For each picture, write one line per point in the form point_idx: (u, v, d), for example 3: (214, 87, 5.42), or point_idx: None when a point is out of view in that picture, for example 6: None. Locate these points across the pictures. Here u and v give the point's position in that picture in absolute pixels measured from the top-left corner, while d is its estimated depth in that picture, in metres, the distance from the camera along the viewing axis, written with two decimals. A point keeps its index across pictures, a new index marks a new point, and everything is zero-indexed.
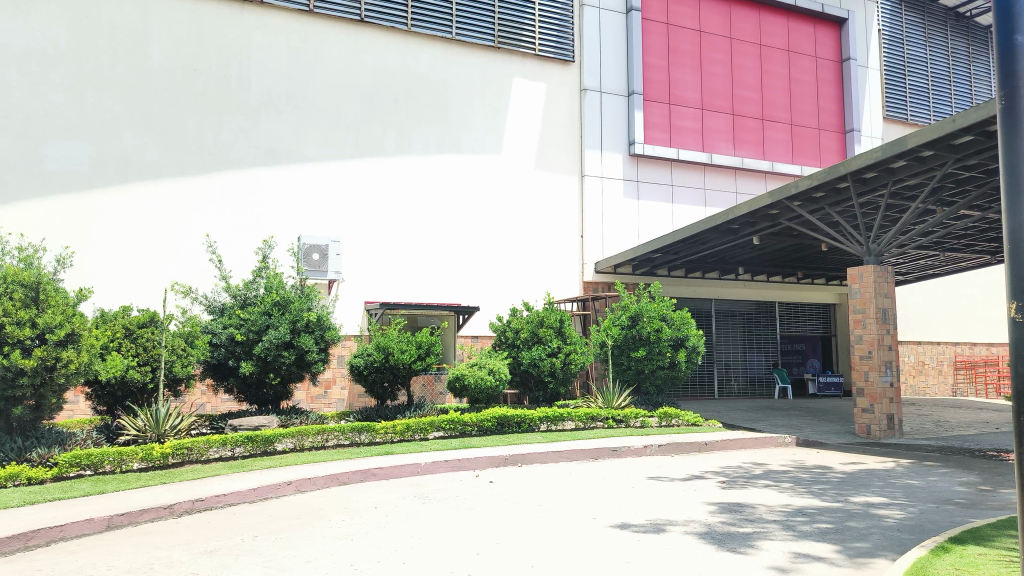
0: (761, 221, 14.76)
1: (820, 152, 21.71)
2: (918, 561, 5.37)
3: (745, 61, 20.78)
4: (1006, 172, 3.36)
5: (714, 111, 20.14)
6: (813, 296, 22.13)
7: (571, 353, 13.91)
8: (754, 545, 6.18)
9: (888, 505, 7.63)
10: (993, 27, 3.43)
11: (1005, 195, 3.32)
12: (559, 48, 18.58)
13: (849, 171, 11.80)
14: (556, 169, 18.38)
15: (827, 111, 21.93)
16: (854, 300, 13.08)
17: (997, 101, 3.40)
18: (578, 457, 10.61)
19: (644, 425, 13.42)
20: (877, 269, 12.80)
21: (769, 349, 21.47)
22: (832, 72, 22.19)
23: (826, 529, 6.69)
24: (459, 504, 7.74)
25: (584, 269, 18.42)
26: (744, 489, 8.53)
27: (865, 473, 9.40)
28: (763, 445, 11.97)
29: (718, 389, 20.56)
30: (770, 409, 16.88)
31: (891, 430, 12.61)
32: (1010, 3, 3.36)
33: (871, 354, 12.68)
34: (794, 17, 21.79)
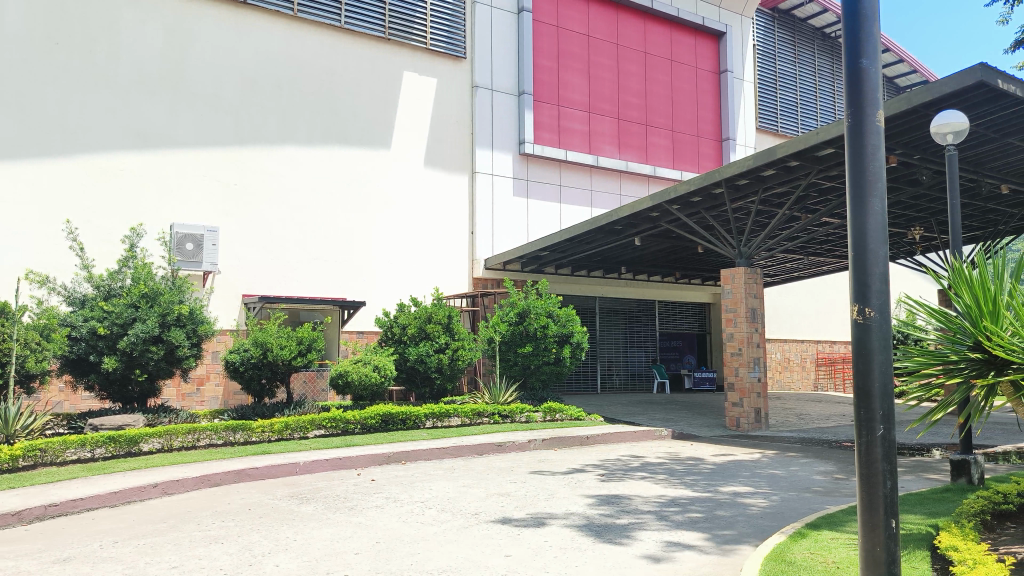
0: (643, 222, 15.29)
1: (698, 158, 22.70)
2: (777, 546, 5.74)
3: (630, 68, 21.43)
4: (850, 161, 3.13)
5: (600, 115, 20.68)
6: (690, 295, 23.14)
7: (457, 349, 13.95)
8: (629, 535, 6.42)
9: (754, 494, 8.10)
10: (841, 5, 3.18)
11: (849, 188, 3.10)
12: (450, 44, 18.55)
13: (723, 177, 12.41)
14: (446, 165, 18.35)
15: (705, 119, 22.94)
16: (726, 300, 13.78)
17: (841, 87, 3.16)
18: (462, 453, 10.64)
19: (529, 420, 13.62)
20: (747, 271, 13.54)
21: (648, 346, 22.27)
22: (710, 83, 23.22)
23: (696, 518, 7.03)
24: (339, 503, 7.62)
25: (473, 265, 18.48)
26: (621, 481, 8.83)
27: (733, 464, 9.93)
28: (641, 439, 12.42)
29: (600, 384, 21.15)
30: (649, 403, 17.52)
31: (758, 423, 13.31)
32: None
33: (741, 351, 13.39)
34: (676, 27, 22.65)
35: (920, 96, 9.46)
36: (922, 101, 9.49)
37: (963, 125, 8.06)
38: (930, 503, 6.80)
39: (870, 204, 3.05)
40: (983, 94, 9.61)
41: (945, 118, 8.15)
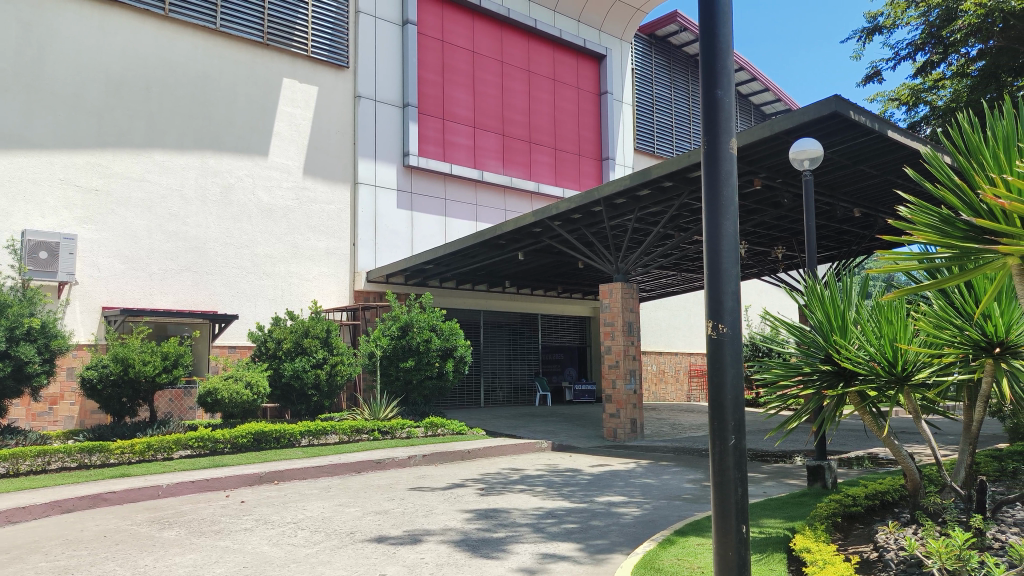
0: (526, 237, 15.50)
1: (580, 176, 23.30)
2: (646, 554, 5.92)
3: (514, 85, 21.78)
4: (705, 183, 3.29)
5: (484, 130, 20.89)
6: (571, 309, 23.73)
7: (336, 363, 13.64)
8: (506, 549, 6.44)
9: (627, 503, 8.34)
10: (696, 34, 3.33)
11: (706, 209, 3.24)
12: (331, 52, 18.24)
13: (601, 195, 12.82)
14: (328, 176, 17.99)
15: (586, 138, 23.60)
16: (605, 314, 14.17)
17: (699, 113, 3.31)
18: (339, 471, 10.36)
19: (410, 435, 13.45)
20: (624, 286, 14.00)
21: (531, 359, 22.56)
22: (591, 104, 23.92)
23: (571, 529, 7.15)
24: (205, 527, 7.25)
25: (355, 278, 18.14)
26: (500, 495, 8.87)
27: (609, 474, 10.19)
28: (521, 451, 12.53)
29: (484, 397, 21.21)
30: (530, 416, 17.71)
31: (634, 432, 13.74)
32: (712, 12, 3.28)
33: (618, 364, 13.78)
34: (558, 48, 23.22)
35: (781, 123, 10.08)
36: (783, 128, 10.11)
37: (818, 152, 8.62)
38: (788, 507, 7.21)
39: (723, 224, 3.20)
40: (837, 124, 10.35)
41: (803, 145, 8.70)
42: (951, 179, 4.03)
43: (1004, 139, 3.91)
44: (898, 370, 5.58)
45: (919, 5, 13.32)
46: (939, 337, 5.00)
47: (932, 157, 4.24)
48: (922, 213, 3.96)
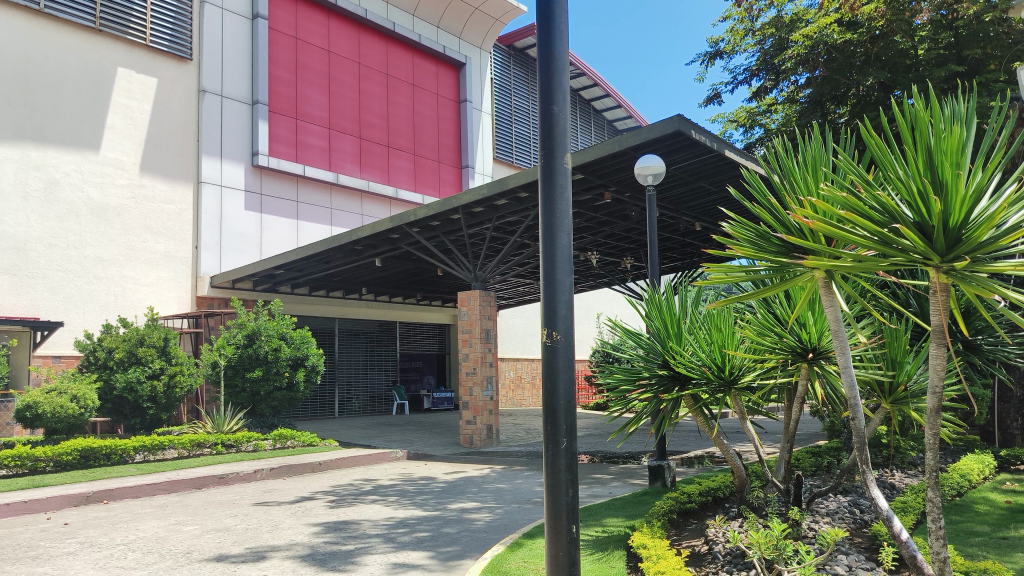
0: (383, 243, 15.31)
1: (439, 183, 23.32)
2: (495, 559, 5.98)
3: (372, 88, 21.51)
4: (542, 193, 3.38)
5: (340, 132, 20.48)
6: (430, 316, 23.73)
7: (175, 374, 12.90)
8: (354, 561, 6.31)
9: (479, 509, 8.40)
10: (534, 47, 3.41)
11: (542, 219, 3.34)
12: (174, 44, 17.27)
13: (459, 203, 12.89)
14: (170, 174, 17.00)
15: (445, 145, 23.66)
16: (463, 321, 14.21)
17: (536, 126, 3.40)
18: (177, 488, 9.77)
19: (256, 449, 12.89)
20: (482, 294, 14.13)
21: (388, 367, 22.31)
22: (450, 111, 24.02)
23: (422, 537, 7.12)
24: (20, 554, 6.62)
25: (198, 283, 17.20)
26: (351, 506, 8.68)
27: (463, 481, 10.23)
28: (375, 462, 12.34)
29: (338, 407, 20.67)
30: (385, 425, 17.45)
31: (490, 439, 13.89)
32: (549, 26, 3.38)
33: (475, 371, 13.84)
34: (418, 53, 23.19)
35: (629, 139, 10.54)
36: (631, 144, 10.58)
37: (660, 168, 9.07)
38: (630, 506, 7.53)
39: (557, 236, 3.30)
40: (680, 142, 10.95)
41: (647, 161, 9.13)
42: (767, 198, 4.36)
43: (812, 162, 4.26)
44: (725, 375, 6.00)
45: (755, 34, 14.37)
46: (762, 343, 5.36)
47: (750, 176, 4.56)
48: (742, 228, 4.25)
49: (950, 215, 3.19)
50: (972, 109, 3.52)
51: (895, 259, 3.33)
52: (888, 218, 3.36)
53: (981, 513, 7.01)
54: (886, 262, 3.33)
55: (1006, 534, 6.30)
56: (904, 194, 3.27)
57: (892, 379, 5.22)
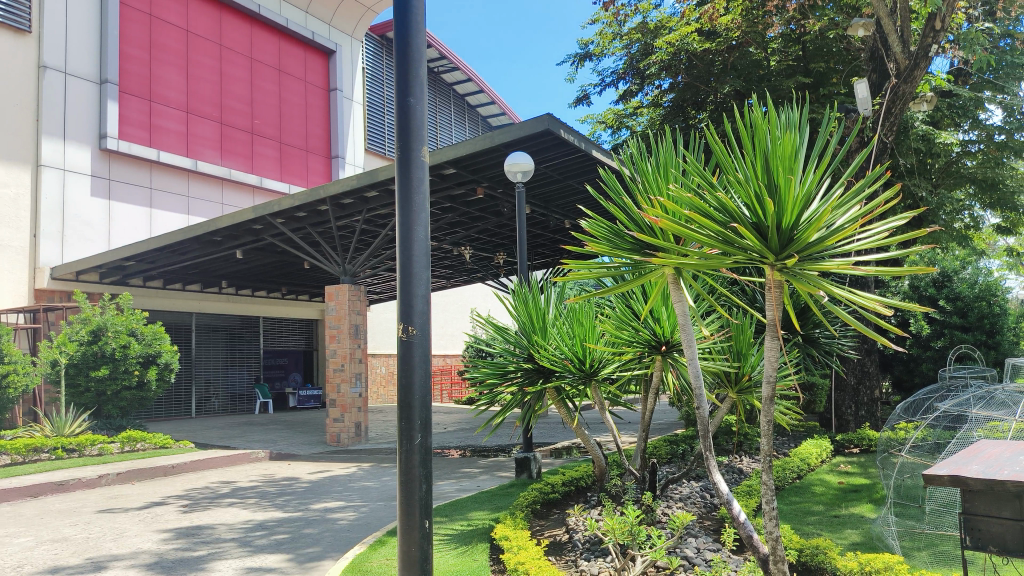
0: (245, 235, 14.67)
1: (307, 173, 22.67)
2: (356, 558, 5.88)
3: (234, 72, 20.60)
4: (399, 187, 3.32)
5: (198, 116, 19.50)
6: (296, 311, 23.10)
7: (8, 374, 11.85)
8: (205, 567, 6.01)
9: (343, 508, 8.22)
10: (391, 36, 3.35)
11: (399, 213, 3.28)
12: (8, 14, 15.60)
13: (327, 194, 12.55)
14: (5, 155, 15.47)
15: (313, 134, 23.02)
16: (330, 317, 13.85)
17: (393, 117, 3.34)
18: (8, 497, 8.95)
19: (102, 452, 12.04)
20: (351, 288, 13.83)
21: (251, 364, 21.45)
22: (318, 99, 23.37)
23: (281, 540, 6.88)
24: None
25: (36, 274, 15.72)
26: (206, 510, 8.27)
27: (328, 480, 9.99)
28: (234, 463, 11.82)
29: (195, 407, 19.66)
30: (247, 424, 16.78)
31: (358, 437, 13.62)
32: (406, 15, 3.32)
33: (343, 367, 13.53)
34: (284, 38, 22.41)
35: (500, 136, 10.60)
36: (502, 141, 10.64)
37: (530, 166, 9.16)
38: (496, 499, 7.60)
39: (414, 228, 3.27)
40: (549, 141, 11.17)
41: (517, 158, 9.20)
42: (621, 197, 4.50)
43: (663, 164, 4.45)
44: (586, 367, 6.16)
45: (623, 38, 14.81)
46: (621, 336, 5.53)
47: (607, 175, 4.70)
48: (597, 226, 4.38)
49: (783, 216, 3.43)
50: (804, 118, 3.79)
51: (736, 257, 3.54)
52: (728, 218, 3.56)
53: (817, 494, 7.58)
54: (729, 260, 3.53)
55: (838, 512, 6.84)
56: (744, 197, 3.48)
57: (738, 370, 5.59)
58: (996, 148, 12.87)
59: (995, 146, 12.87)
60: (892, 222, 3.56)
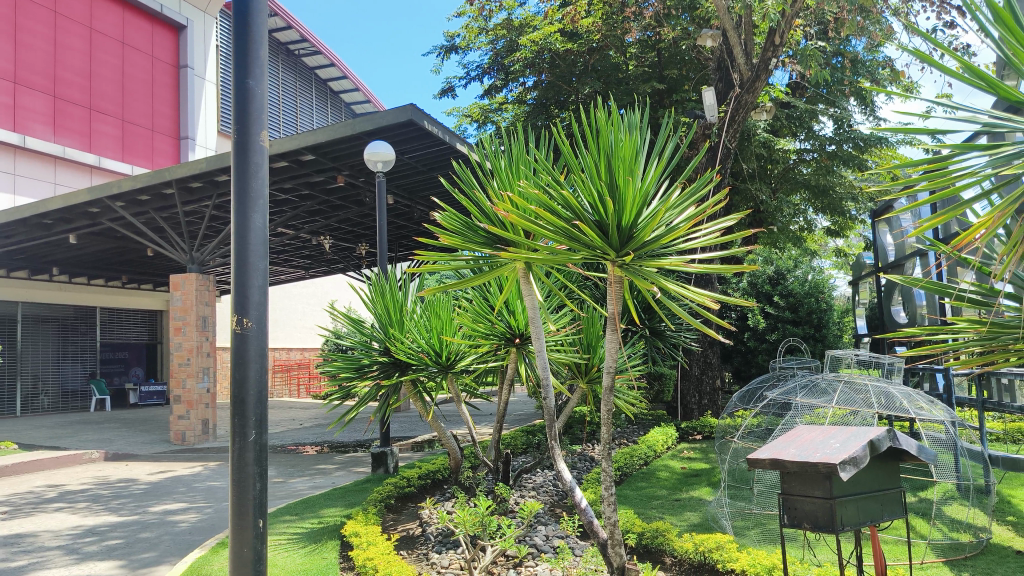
0: (79, 218, 13.57)
1: (152, 154, 21.32)
2: (195, 562, 5.59)
3: (70, 42, 18.95)
4: (235, 175, 3.17)
5: (28, 88, 17.79)
6: (139, 302, 21.81)
7: None
8: None
9: (185, 510, 7.80)
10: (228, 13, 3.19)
11: (236, 201, 3.13)
12: None
13: (174, 177, 11.82)
14: None
15: (160, 113, 21.65)
16: (175, 308, 13.09)
17: (230, 100, 3.18)
18: None
19: None
20: (199, 278, 13.13)
21: (87, 358, 19.95)
22: (167, 76, 21.99)
23: (113, 545, 6.43)
24: None
25: None
26: (27, 517, 7.59)
27: (170, 481, 9.44)
28: (65, 465, 10.95)
29: (21, 406, 18.04)
30: (80, 423, 15.57)
31: (205, 434, 12.97)
32: None
33: (189, 361, 12.83)
34: (128, 8, 20.86)
35: (362, 124, 10.35)
36: (363, 129, 10.43)
37: (391, 156, 9.02)
38: (349, 495, 7.46)
39: (250, 218, 3.13)
40: (412, 131, 11.07)
41: (377, 147, 9.03)
42: (473, 189, 4.52)
43: (515, 159, 4.49)
44: (442, 360, 6.12)
45: (489, 33, 14.96)
46: (478, 328, 5.53)
47: (461, 168, 4.69)
48: (451, 218, 4.35)
49: (623, 214, 3.59)
50: (644, 120, 3.95)
51: (580, 253, 3.66)
52: (572, 215, 3.65)
53: (661, 479, 7.96)
54: (576, 256, 3.62)
55: (679, 496, 7.22)
56: (588, 196, 3.58)
57: (587, 362, 5.79)
58: (827, 157, 14.05)
59: (827, 155, 14.04)
60: (721, 223, 3.82)
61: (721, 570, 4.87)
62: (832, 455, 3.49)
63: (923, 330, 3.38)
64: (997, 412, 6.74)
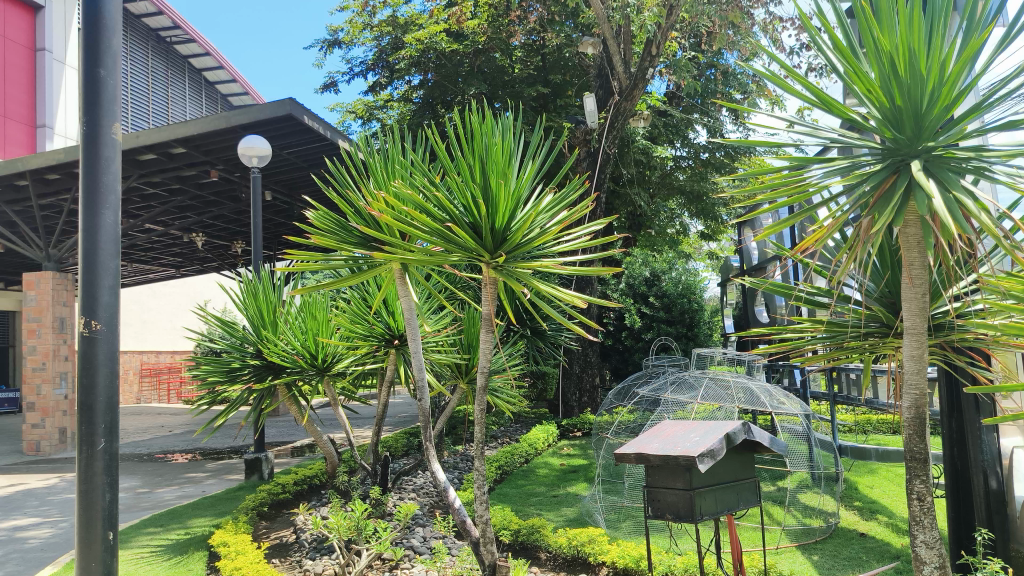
0: None
1: (4, 143, 19.57)
2: None
3: None
4: (83, 171, 2.99)
5: None
6: None
7: None
8: None
9: (36, 525, 7.28)
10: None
11: (83, 198, 2.95)
12: None
13: (29, 168, 10.98)
14: None
15: (14, 99, 19.92)
16: (28, 308, 12.17)
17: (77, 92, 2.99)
18: None
19: None
20: (56, 277, 12.27)
21: None
22: (22, 59, 20.29)
23: None
24: None
25: None
26: None
27: (21, 494, 8.77)
28: None
29: None
30: None
31: (63, 443, 12.13)
32: None
33: (45, 366, 11.98)
34: None
35: (238, 117, 9.99)
36: (238, 122, 10.04)
37: (266, 151, 8.74)
38: (220, 504, 7.19)
39: (101, 215, 2.97)
40: (291, 126, 10.77)
41: (252, 141, 8.72)
42: (347, 188, 4.44)
43: (390, 160, 4.45)
44: (319, 362, 5.96)
45: (373, 30, 14.77)
46: (355, 329, 5.42)
47: (334, 167, 4.59)
48: (325, 218, 4.24)
49: (497, 217, 3.64)
50: (519, 125, 4.02)
51: (456, 254, 3.68)
52: (446, 216, 3.66)
53: (540, 476, 8.11)
54: (450, 256, 3.63)
55: (557, 492, 7.38)
56: (462, 198, 3.61)
57: (467, 362, 5.80)
58: (701, 164, 14.75)
59: (701, 162, 14.76)
60: (590, 227, 3.93)
61: (593, 563, 5.01)
62: (692, 448, 3.66)
63: (770, 329, 3.59)
64: (847, 405, 7.25)
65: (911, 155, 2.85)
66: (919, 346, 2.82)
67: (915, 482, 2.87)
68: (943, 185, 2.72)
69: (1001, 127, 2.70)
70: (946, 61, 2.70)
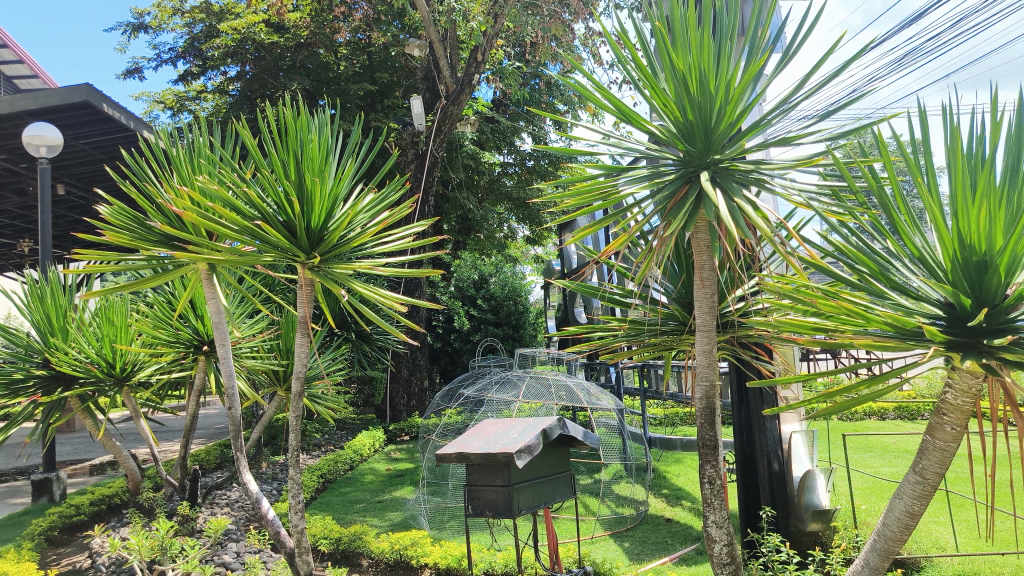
0: None
1: None
2: None
3: None
4: None
5: None
6: None
7: None
8: None
9: None
10: None
11: None
12: None
13: None
14: None
15: None
16: None
17: None
18: None
19: None
20: None
21: None
22: None
23: None
24: None
25: None
26: None
27: None
28: None
29: None
30: None
31: None
32: None
33: None
34: None
35: (23, 102, 9.01)
36: (25, 108, 9.07)
37: (57, 140, 7.95)
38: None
39: None
40: (89, 114, 9.88)
41: (40, 129, 7.89)
42: (146, 182, 4.10)
43: (195, 153, 4.16)
44: (117, 371, 5.47)
45: (184, 15, 13.89)
46: (157, 335, 5.03)
47: (130, 159, 4.22)
48: (121, 214, 3.89)
49: (310, 216, 3.53)
50: (335, 123, 3.91)
51: (267, 254, 3.51)
52: (257, 214, 3.49)
53: (364, 482, 7.98)
54: (261, 256, 3.47)
55: (381, 497, 7.29)
56: (273, 195, 3.45)
57: (285, 368, 5.58)
58: (526, 171, 15.18)
59: (526, 169, 15.19)
60: (412, 228, 3.90)
61: (414, 566, 5.01)
62: (509, 445, 3.73)
63: (581, 329, 3.73)
64: (656, 400, 7.75)
65: (702, 167, 3.08)
66: (709, 343, 3.05)
67: (707, 467, 3.10)
68: (730, 194, 2.95)
69: (778, 143, 2.97)
70: (732, 81, 2.92)
